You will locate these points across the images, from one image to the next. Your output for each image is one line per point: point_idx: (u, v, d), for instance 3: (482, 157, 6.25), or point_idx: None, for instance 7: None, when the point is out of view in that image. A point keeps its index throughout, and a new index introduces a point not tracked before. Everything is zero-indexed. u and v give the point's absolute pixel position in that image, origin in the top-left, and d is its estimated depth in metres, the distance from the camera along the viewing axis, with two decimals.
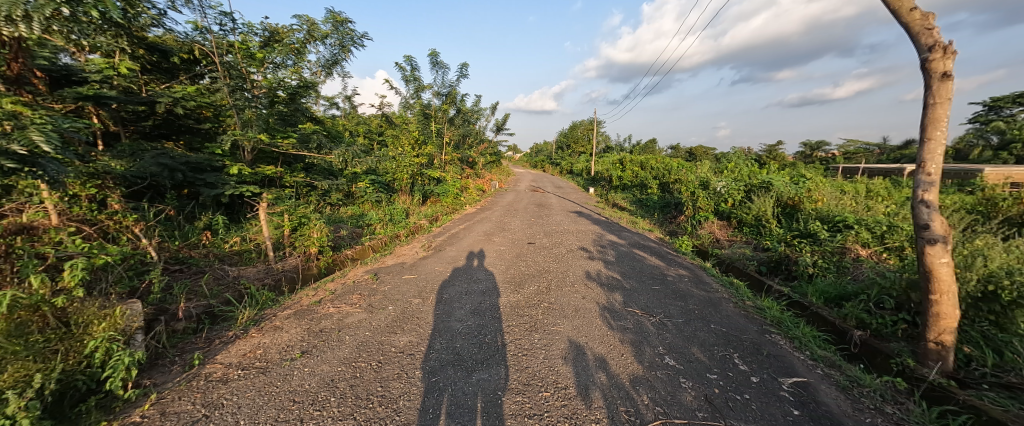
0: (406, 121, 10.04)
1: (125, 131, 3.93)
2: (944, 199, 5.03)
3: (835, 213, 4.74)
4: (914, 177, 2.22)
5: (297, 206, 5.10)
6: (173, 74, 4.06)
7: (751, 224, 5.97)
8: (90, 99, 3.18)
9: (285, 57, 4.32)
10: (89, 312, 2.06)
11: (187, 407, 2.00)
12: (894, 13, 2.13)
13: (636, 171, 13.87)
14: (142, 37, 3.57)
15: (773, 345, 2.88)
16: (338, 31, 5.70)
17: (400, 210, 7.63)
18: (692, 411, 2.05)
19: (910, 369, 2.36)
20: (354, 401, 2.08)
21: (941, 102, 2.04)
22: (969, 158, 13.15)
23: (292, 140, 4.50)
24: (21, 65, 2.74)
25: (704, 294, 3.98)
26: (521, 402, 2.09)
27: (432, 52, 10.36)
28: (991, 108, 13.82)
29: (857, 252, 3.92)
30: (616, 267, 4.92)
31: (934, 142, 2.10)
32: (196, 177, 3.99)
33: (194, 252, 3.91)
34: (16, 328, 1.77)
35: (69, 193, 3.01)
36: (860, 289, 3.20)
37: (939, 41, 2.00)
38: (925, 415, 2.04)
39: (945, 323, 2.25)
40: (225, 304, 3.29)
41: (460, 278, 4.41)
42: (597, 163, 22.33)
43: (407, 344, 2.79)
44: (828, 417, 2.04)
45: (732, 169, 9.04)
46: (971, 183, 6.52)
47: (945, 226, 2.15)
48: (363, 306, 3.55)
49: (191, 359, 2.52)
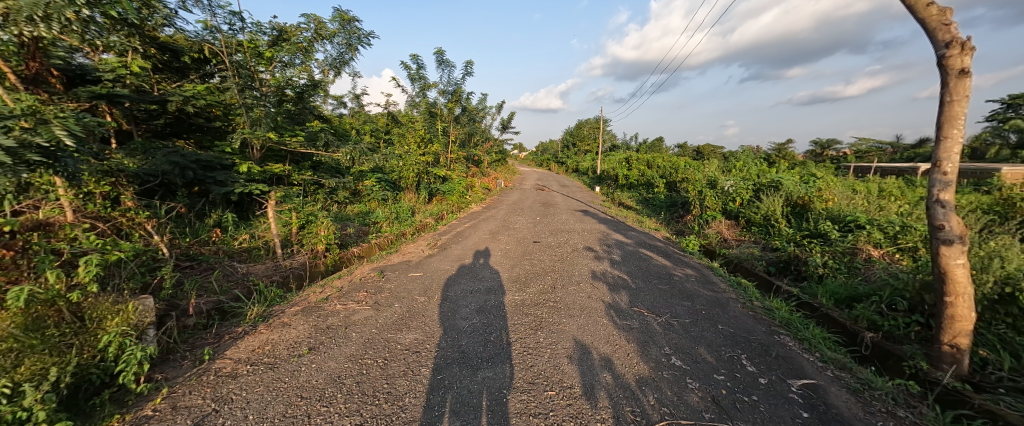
0: (411, 121, 10.19)
1: (137, 129, 4.00)
2: (962, 199, 4.89)
3: (846, 213, 4.66)
4: (930, 176, 2.16)
5: (305, 203, 5.13)
6: (183, 73, 4.12)
7: (759, 223, 5.87)
8: (103, 97, 3.23)
9: (293, 56, 4.36)
10: (102, 307, 2.11)
11: (197, 402, 2.04)
12: (910, 9, 2.08)
13: (642, 170, 13.71)
14: (154, 36, 3.61)
15: (782, 346, 2.85)
16: (346, 30, 5.77)
17: (406, 208, 7.65)
18: (699, 412, 2.03)
19: (924, 372, 2.31)
20: (361, 398, 2.10)
21: (959, 99, 1.99)
22: (986, 157, 12.87)
23: (300, 139, 4.54)
24: (39, 64, 2.78)
25: (711, 294, 3.94)
26: (526, 401, 2.09)
27: (438, 50, 10.40)
28: (1009, 105, 13.38)
29: (868, 252, 3.84)
30: (622, 267, 4.88)
31: (950, 140, 2.05)
32: (206, 175, 4.06)
33: (205, 250, 3.99)
34: (34, 322, 1.81)
35: (84, 190, 3.08)
36: (872, 290, 3.14)
37: (957, 37, 1.94)
38: (937, 419, 2.01)
39: (961, 325, 2.20)
40: (234, 300, 3.35)
41: (466, 276, 4.42)
42: (603, 161, 22.29)
43: (413, 341, 2.81)
44: (838, 420, 2.01)
45: (740, 167, 8.95)
46: (988, 183, 6.36)
47: (961, 226, 2.10)
48: (369, 303, 3.58)
49: (201, 354, 2.56)
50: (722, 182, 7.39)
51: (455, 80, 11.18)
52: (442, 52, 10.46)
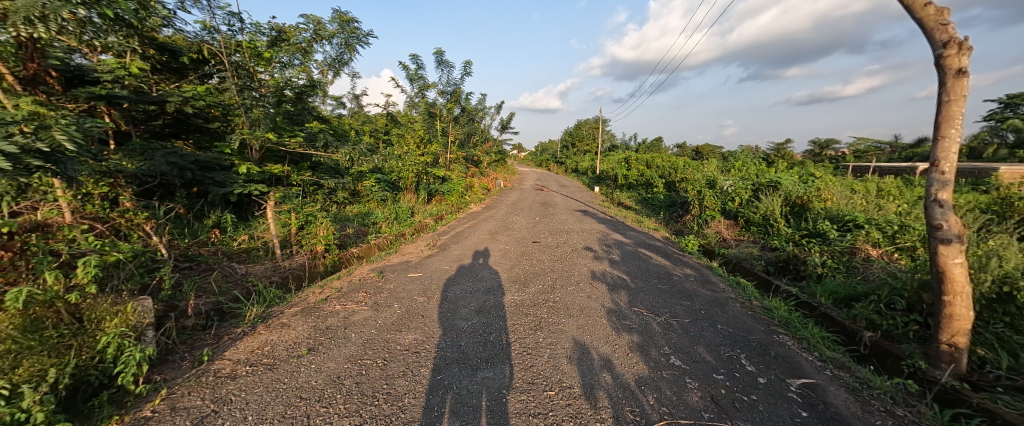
0: (411, 122, 10.20)
1: (135, 130, 3.98)
2: (961, 198, 4.89)
3: (845, 213, 4.66)
4: (928, 175, 2.17)
5: (305, 204, 5.13)
6: (182, 73, 4.11)
7: (758, 223, 5.88)
8: (102, 98, 3.22)
9: (292, 57, 4.41)
10: (101, 308, 2.10)
11: (196, 403, 2.04)
12: (908, 9, 2.09)
13: (642, 169, 13.73)
14: (152, 37, 3.61)
15: (781, 346, 2.85)
16: (345, 30, 5.76)
17: (405, 209, 7.65)
18: (699, 411, 2.04)
19: (922, 371, 2.31)
20: (361, 398, 2.10)
21: (956, 99, 2.00)
22: (984, 157, 12.94)
23: (299, 140, 4.53)
24: (38, 65, 2.76)
25: (710, 294, 3.94)
26: (525, 401, 2.09)
27: (438, 50, 10.43)
28: (1007, 105, 13.41)
29: (867, 252, 3.85)
30: (621, 267, 4.89)
31: (949, 140, 2.05)
32: (204, 175, 4.02)
33: (204, 250, 4.00)
34: (32, 323, 1.81)
35: (82, 191, 3.06)
36: (871, 289, 3.15)
37: (954, 37, 1.95)
38: (936, 418, 2.01)
39: (959, 324, 2.20)
40: (233, 301, 3.34)
41: (465, 276, 4.43)
42: (603, 161, 22.37)
43: (413, 341, 2.81)
44: (837, 419, 2.02)
45: (739, 167, 8.97)
46: (986, 182, 6.39)
47: (959, 226, 2.11)
48: (369, 303, 3.58)
49: (200, 355, 2.56)
50: (721, 181, 7.42)
51: (455, 80, 11.20)
52: (441, 52, 10.48)
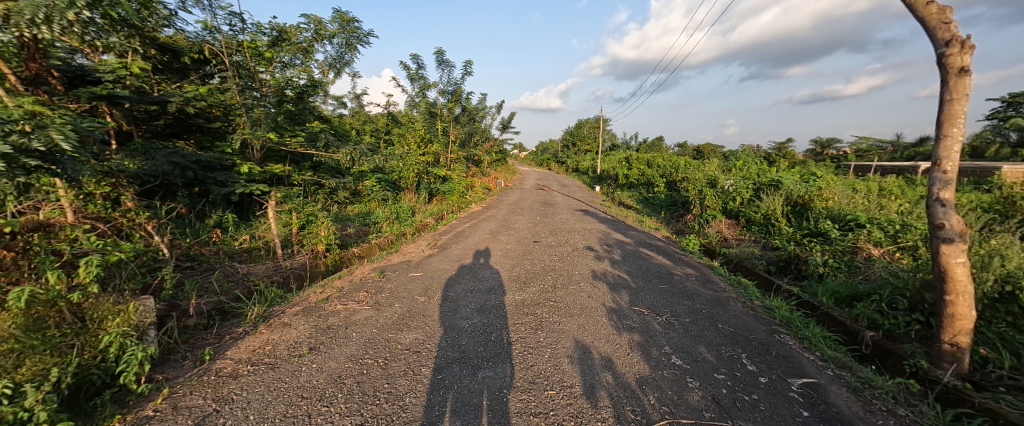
0: (411, 121, 10.21)
1: (137, 130, 3.99)
2: (963, 197, 4.87)
3: (847, 213, 4.65)
4: (930, 174, 2.16)
5: (306, 204, 5.15)
6: (183, 73, 4.12)
7: (759, 223, 5.85)
8: (104, 98, 3.22)
9: (293, 57, 4.37)
10: (103, 308, 2.11)
11: (198, 402, 2.04)
12: (910, 7, 2.08)
13: (642, 169, 13.71)
14: (154, 37, 3.63)
15: (782, 345, 2.85)
16: (345, 30, 5.75)
17: (406, 208, 7.66)
18: (699, 411, 2.03)
19: (924, 371, 2.31)
20: (362, 397, 2.11)
21: (959, 98, 1.99)
22: (986, 156, 12.91)
23: (300, 140, 4.55)
24: (39, 65, 2.76)
25: (711, 293, 3.94)
26: (526, 400, 2.09)
27: (438, 50, 10.40)
28: (1009, 104, 13.37)
29: (869, 252, 3.84)
30: (622, 266, 4.89)
31: (950, 139, 2.05)
32: (207, 175, 3.99)
33: (205, 250, 4.02)
34: (34, 322, 1.82)
35: (84, 191, 3.09)
36: (873, 289, 3.14)
37: (957, 35, 1.94)
38: (937, 418, 2.01)
39: (961, 323, 2.20)
40: (235, 300, 3.36)
41: (466, 275, 4.43)
42: (604, 161, 22.33)
43: (414, 341, 2.81)
44: (839, 419, 2.01)
45: (739, 167, 8.96)
46: (988, 182, 6.37)
47: (960, 225, 2.11)
48: (369, 303, 3.58)
49: (202, 354, 2.56)
50: (722, 181, 7.39)
51: (454, 80, 11.19)
52: (441, 52, 10.46)
